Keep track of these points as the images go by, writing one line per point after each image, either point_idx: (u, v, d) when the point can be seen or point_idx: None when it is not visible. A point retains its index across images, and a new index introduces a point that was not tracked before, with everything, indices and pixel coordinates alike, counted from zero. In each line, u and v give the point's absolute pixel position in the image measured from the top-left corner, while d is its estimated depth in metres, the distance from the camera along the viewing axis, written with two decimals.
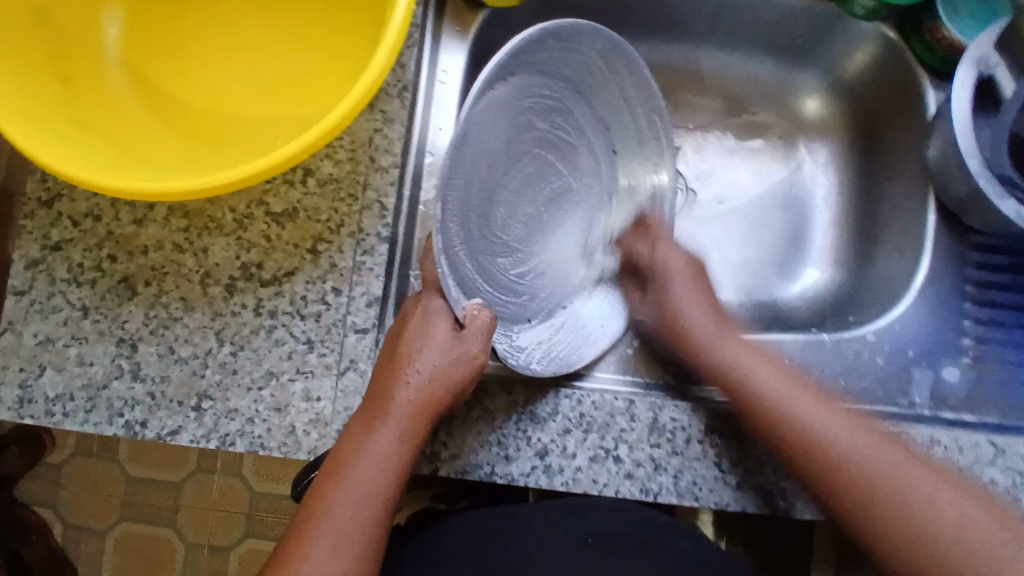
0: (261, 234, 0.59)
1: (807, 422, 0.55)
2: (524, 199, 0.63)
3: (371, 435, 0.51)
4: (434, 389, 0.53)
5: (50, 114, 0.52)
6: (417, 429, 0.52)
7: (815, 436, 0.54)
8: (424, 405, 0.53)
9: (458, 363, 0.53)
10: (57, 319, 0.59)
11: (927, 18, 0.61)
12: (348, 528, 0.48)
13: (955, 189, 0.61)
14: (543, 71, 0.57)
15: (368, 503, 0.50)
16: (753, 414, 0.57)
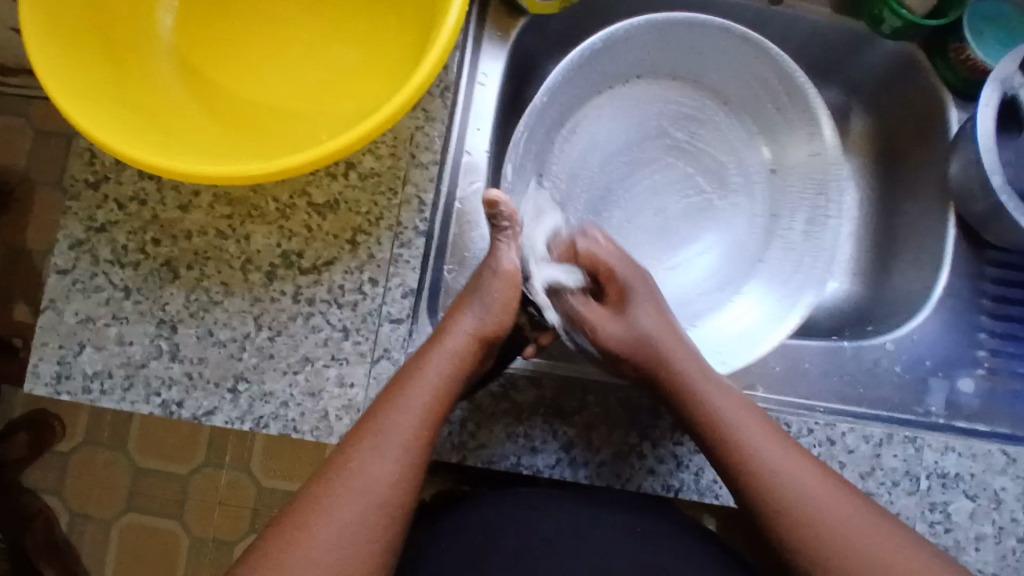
0: (303, 223, 0.61)
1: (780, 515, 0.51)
2: (644, 206, 0.70)
3: (425, 356, 0.55)
4: (496, 313, 0.57)
5: (106, 99, 0.54)
6: (467, 350, 0.55)
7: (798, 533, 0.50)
8: (477, 330, 0.56)
9: (512, 283, 0.57)
10: (99, 298, 0.60)
11: (954, 39, 0.64)
12: (393, 436, 0.51)
13: (977, 205, 0.62)
14: (669, 86, 0.72)
15: (417, 419, 0.52)
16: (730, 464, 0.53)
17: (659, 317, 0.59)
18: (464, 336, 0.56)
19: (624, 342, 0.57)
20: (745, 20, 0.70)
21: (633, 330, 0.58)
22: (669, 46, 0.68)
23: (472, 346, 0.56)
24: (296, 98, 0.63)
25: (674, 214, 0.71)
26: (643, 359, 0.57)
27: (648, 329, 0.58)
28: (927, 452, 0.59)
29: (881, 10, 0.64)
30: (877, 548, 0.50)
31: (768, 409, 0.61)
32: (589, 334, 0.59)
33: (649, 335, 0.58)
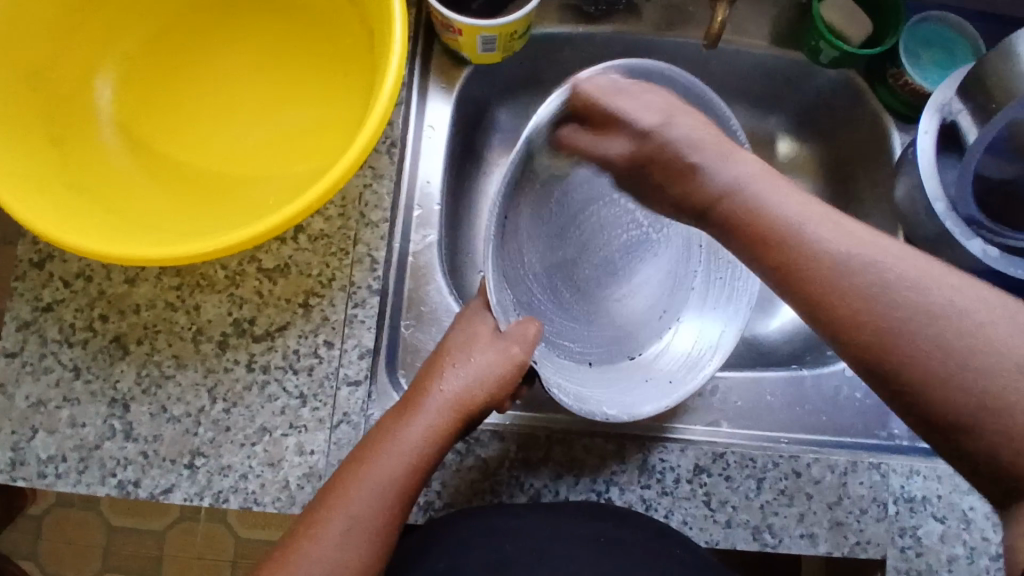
0: (253, 290, 0.60)
1: (846, 283, 0.40)
2: (591, 248, 0.67)
3: (397, 429, 0.53)
4: (481, 382, 0.55)
5: (44, 180, 0.53)
6: (443, 424, 0.54)
7: (882, 305, 0.39)
8: (453, 400, 0.54)
9: (505, 362, 0.54)
10: (48, 380, 0.59)
11: (891, 65, 0.64)
12: (363, 518, 0.50)
13: (924, 228, 0.63)
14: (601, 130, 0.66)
15: (388, 494, 0.51)
16: (797, 278, 0.42)
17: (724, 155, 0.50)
18: (442, 411, 0.54)
19: (719, 197, 0.48)
20: (688, 56, 0.71)
21: (721, 180, 0.48)
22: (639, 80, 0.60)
23: (447, 423, 0.54)
24: (241, 162, 0.61)
25: (615, 250, 0.68)
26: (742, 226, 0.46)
27: (733, 176, 0.48)
28: (893, 477, 0.59)
29: (816, 41, 0.66)
30: (927, 366, 0.37)
31: (734, 445, 0.61)
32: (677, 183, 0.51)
33: (740, 180, 0.47)
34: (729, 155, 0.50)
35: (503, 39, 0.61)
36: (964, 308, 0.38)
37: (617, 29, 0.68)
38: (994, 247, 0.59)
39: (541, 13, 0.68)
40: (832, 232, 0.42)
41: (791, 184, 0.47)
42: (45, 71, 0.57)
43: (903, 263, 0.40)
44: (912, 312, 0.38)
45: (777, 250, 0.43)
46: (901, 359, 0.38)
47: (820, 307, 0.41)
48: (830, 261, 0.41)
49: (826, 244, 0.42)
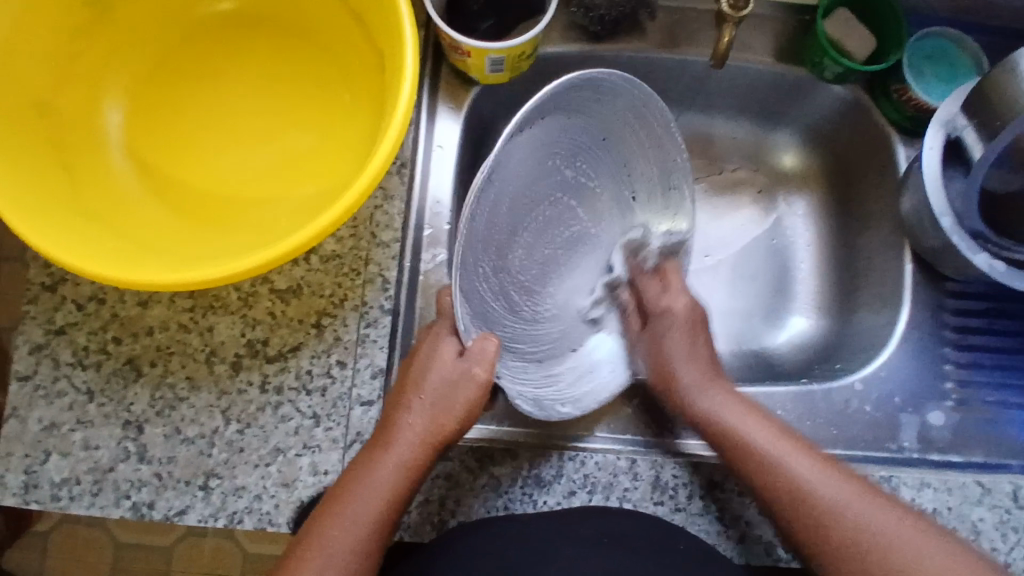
0: (266, 311, 0.60)
1: (812, 497, 0.56)
2: (540, 241, 0.68)
3: (371, 466, 0.54)
4: (449, 412, 0.57)
5: (57, 207, 0.53)
6: (417, 457, 0.55)
7: (857, 524, 0.54)
8: (423, 431, 0.56)
9: (470, 386, 0.56)
10: (62, 403, 0.59)
11: (896, 80, 0.65)
12: (336, 553, 0.52)
13: (930, 243, 0.63)
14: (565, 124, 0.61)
15: (364, 529, 0.53)
16: (788, 509, 0.57)
17: (730, 403, 0.61)
18: (413, 443, 0.55)
19: (704, 415, 0.61)
20: (693, 73, 0.72)
21: (713, 411, 0.61)
22: (603, 103, 0.61)
23: (420, 453, 0.56)
24: (253, 184, 0.62)
25: (557, 243, 0.70)
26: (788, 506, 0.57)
27: (758, 441, 0.59)
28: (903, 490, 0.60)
29: (821, 58, 0.66)
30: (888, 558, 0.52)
31: None
32: (678, 403, 0.63)
33: (719, 416, 0.61)
34: (710, 385, 0.63)
35: (511, 60, 0.62)
36: (926, 557, 0.52)
37: (623, 47, 0.69)
38: (1001, 260, 0.60)
39: (547, 32, 0.68)
40: (816, 480, 0.57)
41: (774, 422, 0.61)
42: (52, 99, 0.58)
43: (901, 529, 0.53)
44: (871, 543, 0.53)
45: (747, 473, 0.59)
46: (857, 573, 0.53)
47: (797, 523, 0.56)
48: (811, 493, 0.56)
49: (804, 479, 0.57)
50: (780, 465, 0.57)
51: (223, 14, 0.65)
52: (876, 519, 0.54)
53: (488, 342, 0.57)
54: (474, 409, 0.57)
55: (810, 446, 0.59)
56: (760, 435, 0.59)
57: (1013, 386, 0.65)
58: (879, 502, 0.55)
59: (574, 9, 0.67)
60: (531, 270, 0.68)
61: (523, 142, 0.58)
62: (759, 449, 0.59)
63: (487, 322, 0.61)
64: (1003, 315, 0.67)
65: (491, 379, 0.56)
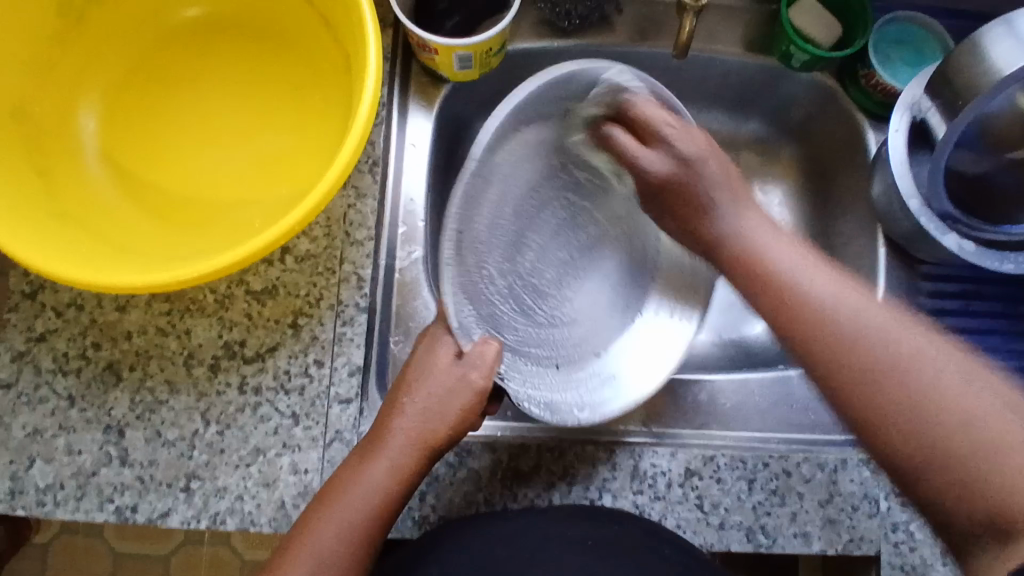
0: (243, 312, 0.61)
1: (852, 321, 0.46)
2: (553, 243, 0.69)
3: (361, 466, 0.54)
4: (447, 413, 0.55)
5: (31, 214, 0.54)
6: (409, 459, 0.54)
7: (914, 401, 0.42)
8: (417, 435, 0.55)
9: (464, 391, 0.55)
10: (43, 409, 0.59)
11: (862, 65, 0.65)
12: (325, 555, 0.51)
13: (901, 225, 0.64)
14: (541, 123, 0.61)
15: (354, 530, 0.52)
16: (808, 345, 0.47)
17: (770, 230, 0.55)
18: (408, 448, 0.54)
19: (722, 234, 0.57)
20: (663, 65, 0.72)
21: (733, 228, 0.56)
22: (574, 83, 0.58)
23: (412, 454, 0.54)
24: (227, 187, 0.62)
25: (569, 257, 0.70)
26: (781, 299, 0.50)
27: (764, 251, 0.54)
28: (882, 473, 0.60)
29: (788, 46, 0.67)
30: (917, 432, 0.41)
31: (724, 447, 0.61)
32: (699, 216, 0.59)
33: (743, 233, 0.56)
34: (799, 253, 0.53)
35: (479, 57, 0.63)
36: (965, 386, 0.41)
37: (592, 42, 0.69)
38: (970, 240, 0.60)
39: (516, 29, 0.69)
40: (849, 306, 0.47)
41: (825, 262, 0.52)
42: (28, 107, 0.59)
43: (942, 367, 0.42)
44: (918, 378, 0.42)
45: (785, 305, 0.49)
46: (895, 431, 0.42)
47: (836, 375, 0.45)
48: (872, 343, 0.45)
49: (859, 316, 0.46)
50: (810, 299, 0.48)
51: (192, 20, 0.66)
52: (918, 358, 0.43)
53: (489, 346, 0.55)
54: (472, 416, 0.56)
55: (843, 272, 0.51)
56: (816, 277, 0.50)
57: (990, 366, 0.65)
58: (922, 331, 0.45)
59: (541, 6, 0.68)
60: (546, 273, 0.68)
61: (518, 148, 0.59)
62: (786, 274, 0.51)
63: (495, 323, 0.59)
64: (979, 297, 0.68)
65: (489, 383, 0.54)
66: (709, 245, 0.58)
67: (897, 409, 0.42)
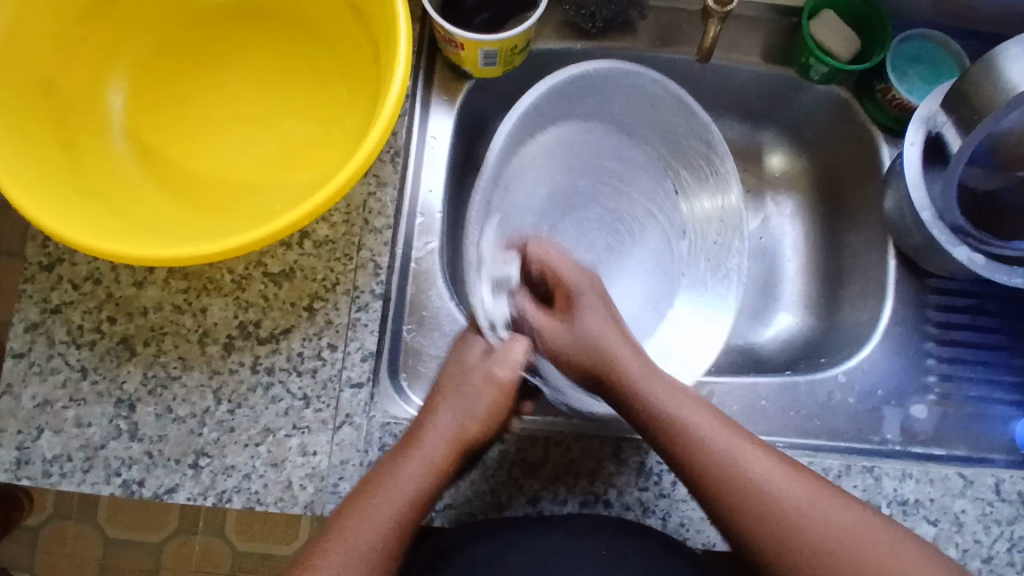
0: (259, 293, 0.61)
1: (766, 489, 0.52)
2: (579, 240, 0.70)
3: (400, 459, 0.55)
4: (482, 410, 0.57)
5: (55, 186, 0.54)
6: (445, 456, 0.55)
7: (760, 486, 0.52)
8: (452, 434, 0.56)
9: (491, 388, 0.58)
10: (55, 380, 0.60)
11: (880, 80, 0.67)
12: (360, 548, 0.51)
13: (913, 238, 0.65)
14: (575, 122, 0.69)
15: (385, 521, 0.53)
16: (710, 490, 0.53)
17: (608, 320, 0.60)
18: (443, 446, 0.55)
19: (573, 344, 0.59)
20: (682, 73, 0.74)
21: (580, 335, 0.59)
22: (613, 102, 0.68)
23: (450, 454, 0.55)
24: (249, 171, 0.63)
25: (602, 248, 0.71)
26: (653, 430, 0.55)
27: (655, 393, 0.56)
28: (885, 480, 0.60)
29: (807, 58, 0.68)
30: (818, 521, 0.51)
31: None
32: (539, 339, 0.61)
33: (599, 339, 0.58)
34: (608, 322, 0.60)
35: (505, 54, 0.64)
36: (828, 519, 0.51)
37: (615, 45, 0.70)
38: (980, 254, 0.61)
39: (541, 28, 0.70)
40: (722, 445, 0.53)
41: (696, 396, 0.57)
42: (56, 80, 0.59)
43: (771, 470, 0.52)
44: (767, 491, 0.52)
45: (633, 413, 0.56)
46: (773, 514, 0.51)
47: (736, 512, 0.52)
48: (736, 467, 0.52)
49: (727, 446, 0.53)
50: (707, 440, 0.53)
51: (223, 4, 0.66)
52: (774, 468, 0.52)
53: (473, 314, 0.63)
54: (499, 415, 0.58)
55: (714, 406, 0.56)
56: (653, 388, 0.56)
57: (993, 380, 0.66)
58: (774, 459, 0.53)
59: (567, 7, 0.69)
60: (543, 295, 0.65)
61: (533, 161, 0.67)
62: (649, 394, 0.56)
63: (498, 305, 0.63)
64: (985, 312, 0.68)
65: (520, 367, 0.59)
66: (642, 420, 0.56)
67: (785, 521, 0.51)
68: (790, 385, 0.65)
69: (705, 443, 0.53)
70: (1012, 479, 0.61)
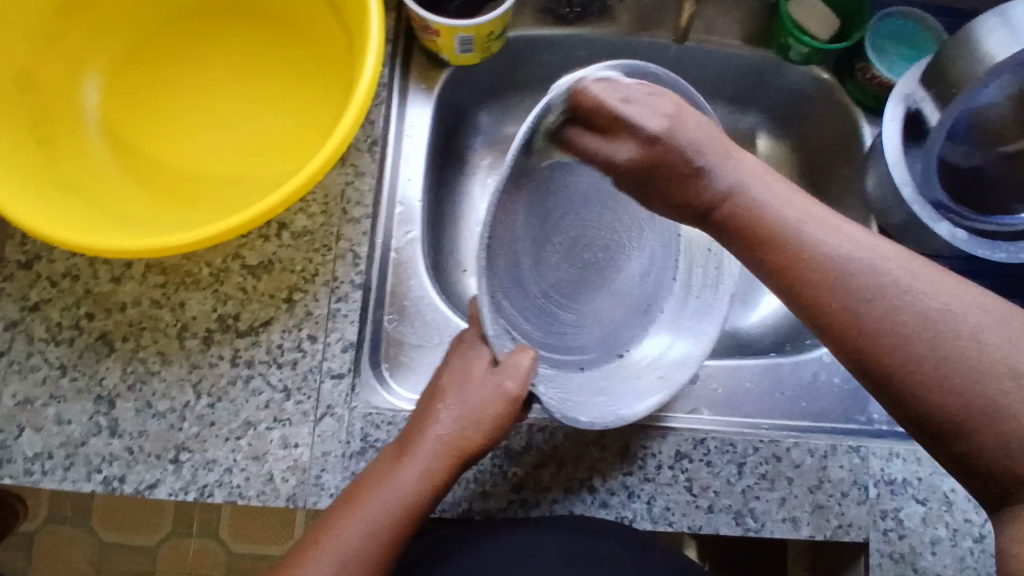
0: (237, 286, 0.61)
1: (839, 262, 0.42)
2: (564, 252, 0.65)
3: (396, 467, 0.54)
4: (484, 417, 0.54)
5: (29, 179, 0.54)
6: (443, 465, 0.54)
7: (842, 264, 0.41)
8: (449, 443, 0.54)
9: (498, 398, 0.53)
10: (35, 378, 0.59)
11: (859, 59, 0.66)
12: (349, 554, 0.51)
13: (895, 217, 0.64)
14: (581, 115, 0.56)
15: (379, 531, 0.52)
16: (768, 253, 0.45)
17: (704, 123, 0.50)
18: (441, 454, 0.54)
19: (669, 130, 0.49)
20: (662, 57, 0.73)
21: (614, 153, 0.52)
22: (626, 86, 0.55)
23: (444, 462, 0.54)
24: (225, 163, 0.63)
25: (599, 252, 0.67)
26: (732, 220, 0.47)
27: (730, 186, 0.48)
28: (872, 460, 0.60)
29: (786, 39, 0.68)
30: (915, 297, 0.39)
31: (715, 432, 0.61)
32: (602, 165, 0.53)
33: (677, 135, 0.49)
34: (739, 156, 0.49)
35: (480, 40, 0.63)
36: (934, 303, 0.39)
37: (592, 30, 0.70)
38: (963, 229, 0.60)
39: (518, 15, 0.70)
40: (831, 239, 0.43)
41: (781, 176, 0.48)
42: (35, 74, 0.59)
43: (873, 253, 0.41)
44: (889, 297, 0.40)
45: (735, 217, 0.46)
46: (888, 322, 0.39)
47: (809, 290, 0.42)
48: (838, 263, 0.42)
49: (806, 232, 0.44)
50: (769, 209, 0.45)
51: None
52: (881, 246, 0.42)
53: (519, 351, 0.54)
54: (505, 423, 0.54)
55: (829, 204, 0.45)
56: (734, 175, 0.48)
57: None
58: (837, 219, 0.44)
59: None
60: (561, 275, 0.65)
61: (534, 151, 0.55)
62: (741, 188, 0.47)
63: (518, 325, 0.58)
64: None
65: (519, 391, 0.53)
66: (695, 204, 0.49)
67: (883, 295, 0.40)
68: (775, 368, 0.65)
69: (839, 273, 0.41)
70: None
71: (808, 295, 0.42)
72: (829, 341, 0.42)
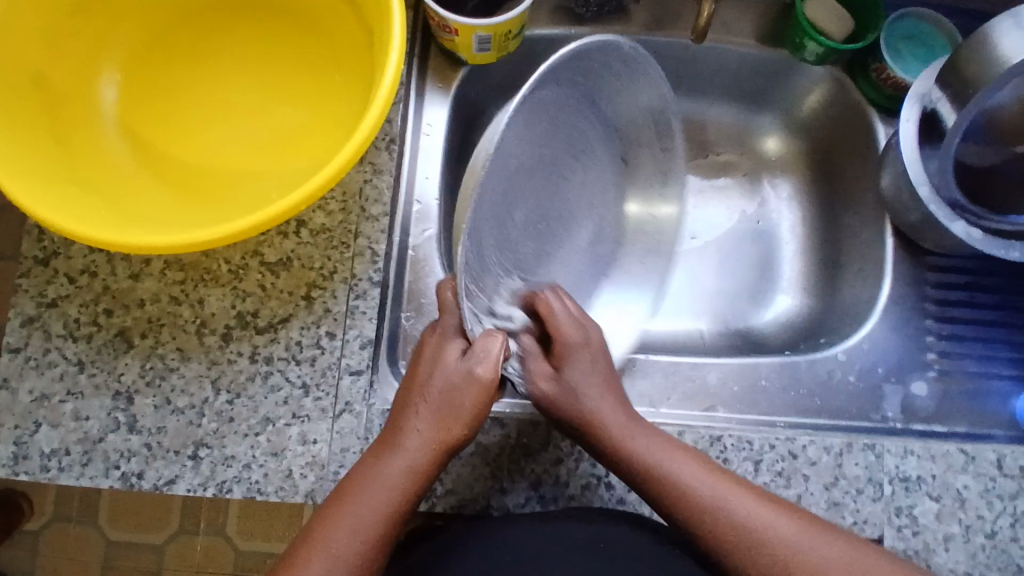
0: (256, 283, 0.61)
1: (724, 513, 0.52)
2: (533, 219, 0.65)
3: (381, 462, 0.54)
4: (465, 403, 0.55)
5: (50, 178, 0.54)
6: (428, 457, 0.54)
7: (745, 526, 0.51)
8: (434, 434, 0.55)
9: (473, 386, 0.54)
10: (53, 374, 0.59)
11: (874, 59, 0.66)
12: (342, 553, 0.51)
13: (910, 216, 0.65)
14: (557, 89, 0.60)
15: (369, 530, 0.52)
16: (680, 510, 0.53)
17: (591, 359, 0.59)
18: (424, 447, 0.54)
19: (577, 323, 0.60)
20: (677, 57, 0.74)
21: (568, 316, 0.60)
22: (597, 61, 0.60)
23: (430, 454, 0.54)
24: (243, 160, 0.63)
25: (551, 227, 0.68)
26: (625, 461, 0.55)
27: (614, 428, 0.55)
28: (887, 457, 0.60)
29: (801, 39, 0.68)
30: (793, 550, 0.50)
31: (732, 429, 0.62)
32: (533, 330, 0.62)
33: (571, 343, 0.59)
34: (603, 388, 0.57)
35: (498, 38, 0.63)
36: (817, 556, 0.50)
37: (608, 29, 0.70)
38: (978, 228, 0.61)
39: (534, 13, 0.70)
40: (692, 477, 0.53)
41: (638, 415, 0.57)
42: (49, 74, 0.59)
43: (745, 505, 0.52)
44: (757, 527, 0.51)
45: (628, 463, 0.54)
46: (768, 560, 0.50)
47: (711, 540, 0.52)
48: (720, 513, 0.52)
49: (698, 481, 0.53)
50: (659, 464, 0.54)
51: None
52: (743, 502, 0.52)
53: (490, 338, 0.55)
54: (481, 411, 0.55)
55: (681, 443, 0.56)
56: (603, 402, 0.56)
57: (993, 356, 0.66)
58: (762, 505, 0.53)
59: None
60: (527, 247, 0.65)
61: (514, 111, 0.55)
62: (619, 433, 0.55)
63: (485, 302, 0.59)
64: (984, 289, 0.68)
65: (496, 376, 0.54)
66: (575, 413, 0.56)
67: (764, 552, 0.50)
68: (791, 367, 0.65)
69: (699, 496, 0.52)
70: (1014, 454, 0.61)
71: (698, 537, 0.53)
72: (723, 568, 0.52)
